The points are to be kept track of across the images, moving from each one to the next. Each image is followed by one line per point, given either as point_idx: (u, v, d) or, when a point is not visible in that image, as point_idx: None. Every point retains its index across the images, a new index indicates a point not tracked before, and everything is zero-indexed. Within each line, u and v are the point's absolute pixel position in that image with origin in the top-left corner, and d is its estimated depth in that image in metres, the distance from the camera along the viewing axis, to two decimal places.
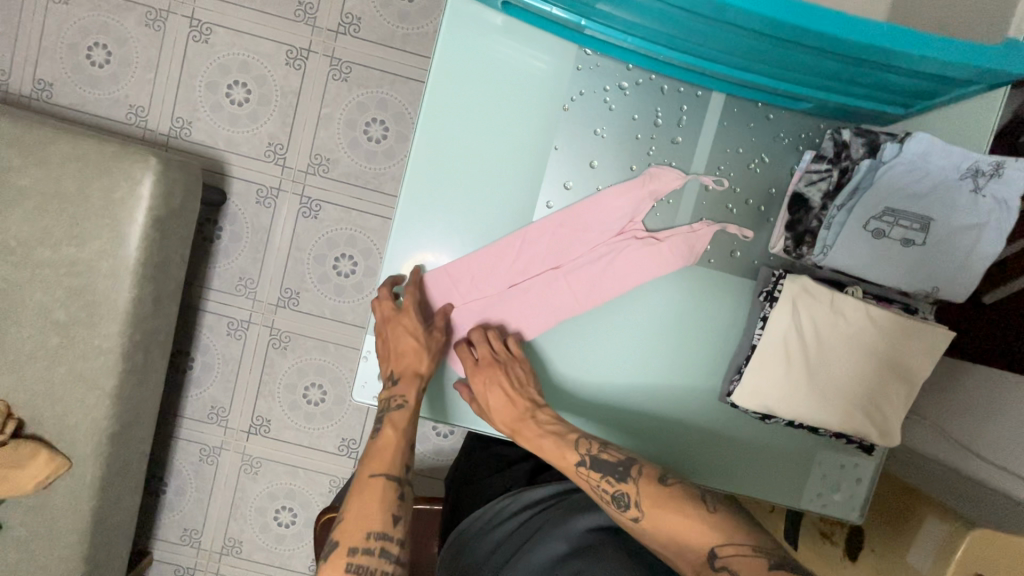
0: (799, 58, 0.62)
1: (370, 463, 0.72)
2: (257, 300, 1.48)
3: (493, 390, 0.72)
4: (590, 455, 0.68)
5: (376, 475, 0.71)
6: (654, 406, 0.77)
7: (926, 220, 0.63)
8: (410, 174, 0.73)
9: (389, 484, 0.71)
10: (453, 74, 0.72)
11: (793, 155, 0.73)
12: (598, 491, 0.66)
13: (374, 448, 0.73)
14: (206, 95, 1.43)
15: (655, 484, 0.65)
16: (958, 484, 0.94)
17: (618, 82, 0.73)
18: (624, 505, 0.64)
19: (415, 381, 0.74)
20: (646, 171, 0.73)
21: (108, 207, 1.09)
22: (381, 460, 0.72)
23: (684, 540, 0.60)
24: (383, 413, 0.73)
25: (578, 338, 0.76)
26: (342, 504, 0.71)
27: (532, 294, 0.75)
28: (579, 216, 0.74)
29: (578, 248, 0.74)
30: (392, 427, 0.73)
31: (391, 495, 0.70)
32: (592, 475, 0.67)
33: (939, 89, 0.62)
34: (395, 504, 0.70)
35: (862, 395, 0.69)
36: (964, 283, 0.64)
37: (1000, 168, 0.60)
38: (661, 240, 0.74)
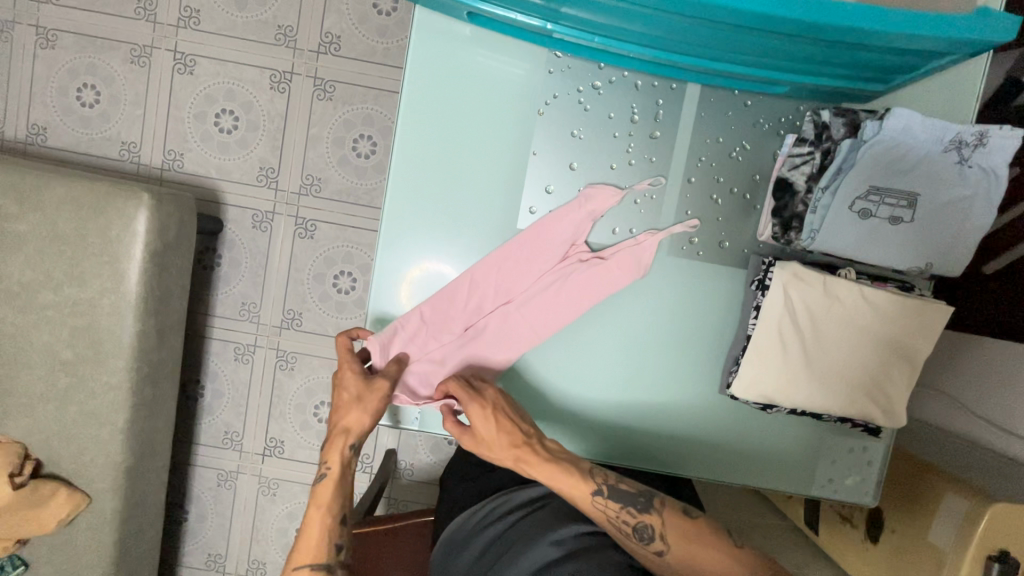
0: (770, 43, 0.61)
1: (294, 555, 0.69)
2: (261, 323, 1.50)
3: (496, 421, 0.71)
4: (607, 485, 0.69)
5: (301, 567, 0.69)
6: (647, 416, 0.77)
7: (912, 196, 0.62)
8: (389, 197, 0.73)
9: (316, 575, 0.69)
10: (425, 88, 0.72)
11: (774, 140, 0.73)
12: (616, 522, 0.67)
13: (300, 535, 0.71)
14: (195, 126, 1.45)
15: (681, 519, 0.67)
16: (973, 460, 0.92)
17: (591, 82, 0.72)
18: (647, 538, 0.65)
19: (342, 439, 0.72)
20: (580, 193, 0.73)
21: (106, 246, 1.11)
22: (306, 549, 0.69)
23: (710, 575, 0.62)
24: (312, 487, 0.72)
25: (552, 362, 0.76)
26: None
27: (487, 331, 0.75)
28: (558, 222, 0.73)
29: (526, 282, 0.74)
30: (314, 508, 0.71)
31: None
32: (612, 505, 0.68)
33: (915, 64, 0.61)
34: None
35: (863, 377, 0.68)
36: (956, 257, 0.63)
37: (984, 138, 0.59)
38: (606, 258, 0.73)
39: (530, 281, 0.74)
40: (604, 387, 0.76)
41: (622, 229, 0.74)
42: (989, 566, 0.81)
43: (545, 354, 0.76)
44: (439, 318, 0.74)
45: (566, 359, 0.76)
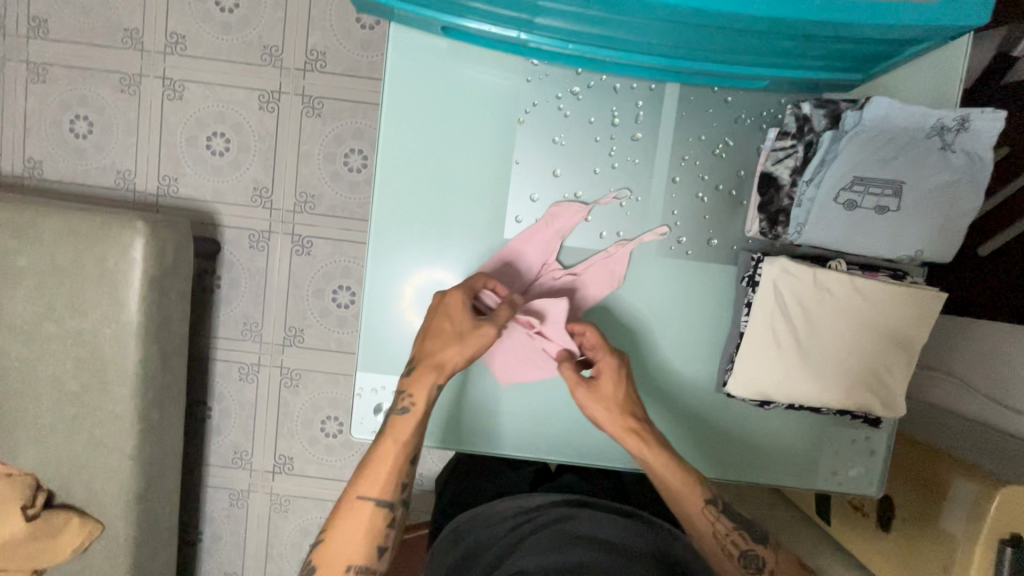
0: (746, 40, 0.60)
1: (361, 482, 0.66)
2: (264, 341, 1.51)
3: (624, 392, 0.71)
4: (722, 501, 0.72)
5: (366, 499, 0.66)
6: (641, 422, 0.77)
7: (898, 184, 0.61)
8: (376, 213, 0.74)
9: (379, 511, 0.66)
10: (405, 103, 0.72)
11: (757, 134, 0.72)
12: (721, 540, 0.70)
13: (369, 463, 0.67)
14: (187, 150, 1.46)
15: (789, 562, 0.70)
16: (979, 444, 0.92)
17: (570, 88, 0.72)
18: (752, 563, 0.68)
19: (432, 376, 0.68)
20: (546, 211, 0.74)
21: (106, 275, 1.12)
22: (374, 482, 0.66)
23: None
24: (390, 414, 0.68)
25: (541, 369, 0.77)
26: (325, 524, 0.67)
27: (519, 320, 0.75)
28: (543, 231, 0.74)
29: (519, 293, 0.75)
30: (392, 441, 0.67)
31: (379, 524, 0.66)
32: (723, 524, 0.71)
33: (893, 53, 0.60)
34: (381, 534, 0.66)
35: (859, 368, 0.68)
36: (948, 244, 0.62)
37: (965, 122, 0.59)
38: (578, 274, 0.74)
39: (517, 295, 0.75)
40: None
41: (609, 233, 0.74)
42: (1001, 550, 0.82)
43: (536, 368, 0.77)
44: (504, 283, 0.74)
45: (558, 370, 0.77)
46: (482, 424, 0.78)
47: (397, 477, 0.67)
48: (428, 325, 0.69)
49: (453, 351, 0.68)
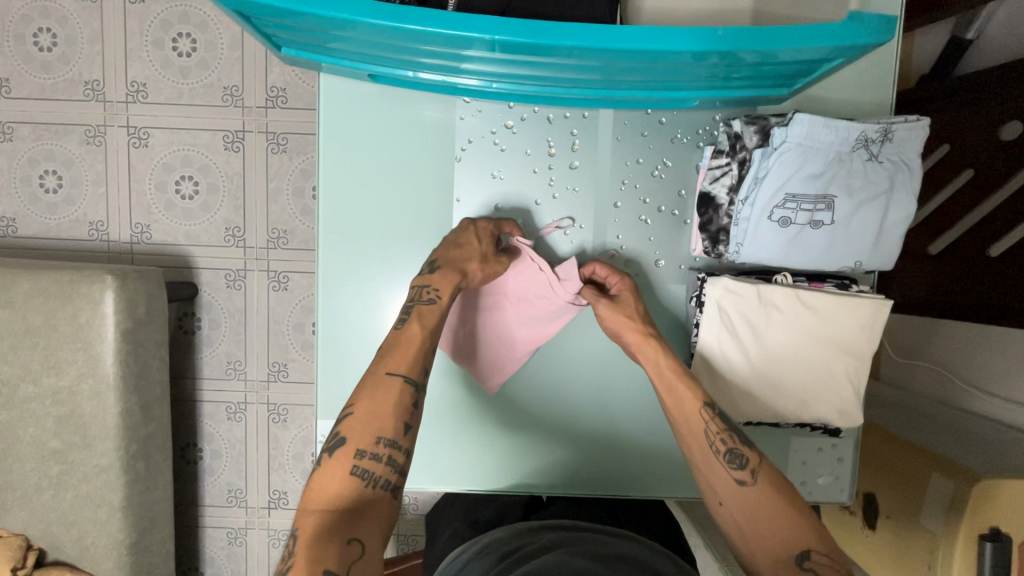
0: (667, 68, 0.60)
1: (387, 359, 0.64)
2: (249, 379, 1.51)
3: (637, 304, 0.70)
4: (719, 407, 0.67)
5: (394, 374, 0.62)
6: (611, 444, 0.78)
7: (829, 198, 0.61)
8: (324, 262, 0.74)
9: (406, 388, 0.62)
10: (342, 149, 0.73)
11: (695, 153, 0.72)
12: (709, 439, 0.64)
13: (396, 344, 0.65)
14: (158, 196, 1.47)
15: (774, 471, 0.63)
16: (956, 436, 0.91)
17: (504, 123, 0.73)
18: (739, 465, 0.62)
19: (454, 276, 0.68)
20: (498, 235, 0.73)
21: (79, 332, 1.13)
22: (402, 360, 0.63)
23: (766, 520, 0.59)
24: (413, 304, 0.67)
25: (505, 400, 0.77)
26: (352, 399, 0.62)
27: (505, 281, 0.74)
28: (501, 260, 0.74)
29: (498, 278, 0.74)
30: (419, 325, 0.65)
31: (407, 401, 0.62)
32: (715, 424, 0.65)
33: (813, 69, 0.60)
34: (410, 410, 0.61)
35: (811, 380, 0.68)
36: (883, 251, 0.63)
37: (887, 133, 0.60)
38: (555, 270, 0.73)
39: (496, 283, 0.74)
40: (562, 420, 0.77)
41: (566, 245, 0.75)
42: (981, 546, 0.81)
43: (502, 401, 0.77)
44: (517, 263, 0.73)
45: (524, 400, 0.77)
46: (449, 465, 0.77)
47: (423, 360, 0.64)
48: (453, 237, 0.70)
49: (474, 266, 0.69)
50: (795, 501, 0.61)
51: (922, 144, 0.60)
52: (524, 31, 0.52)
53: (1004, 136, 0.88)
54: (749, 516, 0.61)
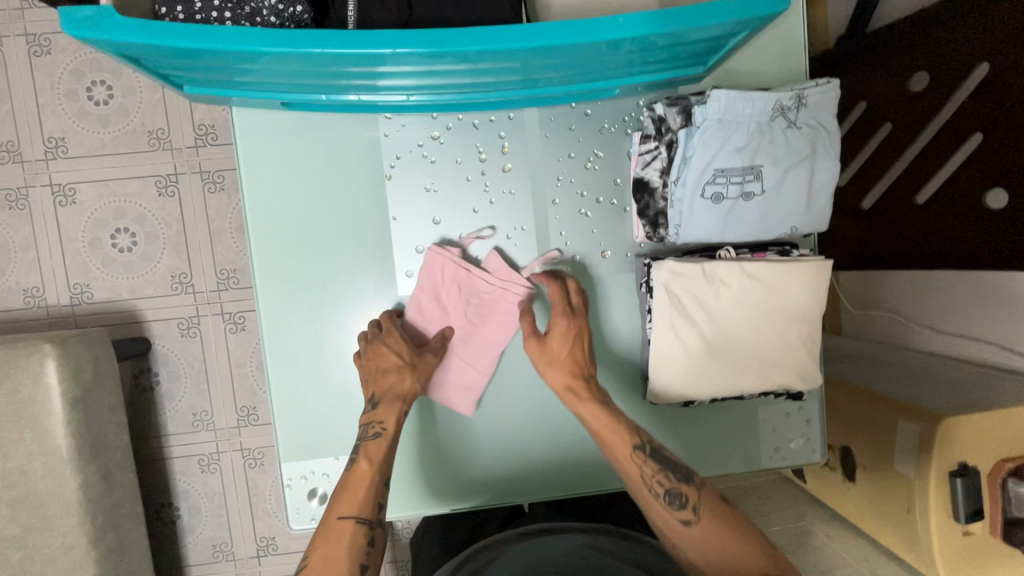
0: (579, 61, 0.60)
1: (336, 504, 0.60)
2: (218, 428, 1.45)
3: (570, 343, 0.67)
4: (650, 442, 0.64)
5: (345, 516, 0.59)
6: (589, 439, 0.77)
7: (756, 169, 0.61)
8: (263, 301, 0.72)
9: (360, 529, 0.59)
10: (267, 183, 0.70)
11: (624, 140, 0.72)
12: (645, 482, 0.61)
13: (345, 485, 0.62)
14: (93, 253, 1.40)
15: (715, 500, 0.60)
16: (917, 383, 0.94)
17: (430, 134, 0.71)
18: (679, 504, 0.59)
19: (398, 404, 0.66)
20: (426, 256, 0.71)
21: (21, 409, 1.06)
22: (353, 499, 0.60)
23: (718, 563, 0.55)
24: (359, 442, 0.64)
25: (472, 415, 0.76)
26: (305, 553, 0.58)
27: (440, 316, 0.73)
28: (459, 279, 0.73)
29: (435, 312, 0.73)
30: (366, 464, 0.62)
31: (361, 541, 0.58)
32: (649, 466, 0.62)
33: (721, 44, 0.60)
34: (365, 551, 0.57)
35: (766, 349, 0.68)
36: (817, 213, 0.63)
37: (801, 98, 0.60)
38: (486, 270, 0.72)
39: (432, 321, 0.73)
40: (534, 424, 0.77)
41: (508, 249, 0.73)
42: (953, 482, 0.83)
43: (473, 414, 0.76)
44: (446, 280, 0.71)
45: (495, 408, 0.76)
46: (427, 487, 0.76)
47: (373, 493, 0.61)
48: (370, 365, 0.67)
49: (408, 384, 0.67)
50: (741, 529, 0.57)
51: (836, 104, 0.61)
52: (424, 40, 0.51)
53: (914, 86, 0.93)
54: (704, 557, 0.57)
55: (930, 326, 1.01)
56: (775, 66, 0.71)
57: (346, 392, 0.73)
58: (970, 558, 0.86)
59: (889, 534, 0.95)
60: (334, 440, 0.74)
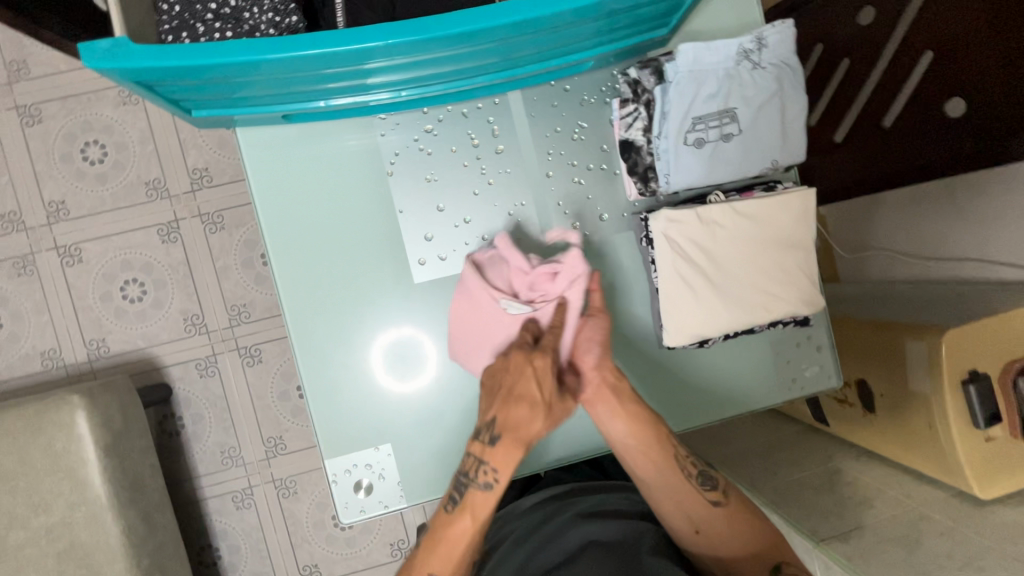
0: (551, 34, 0.65)
1: (430, 563, 0.63)
2: (247, 462, 1.46)
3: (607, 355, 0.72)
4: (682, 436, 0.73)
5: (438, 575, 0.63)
6: None
7: (730, 111, 0.66)
8: (287, 307, 0.75)
9: None
10: (276, 191, 0.74)
11: (605, 108, 0.77)
12: (682, 463, 0.71)
13: (440, 542, 0.64)
14: (105, 307, 1.43)
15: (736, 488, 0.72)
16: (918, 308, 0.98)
17: (423, 128, 0.75)
18: (711, 486, 0.70)
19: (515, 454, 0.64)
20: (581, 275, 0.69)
21: (57, 462, 1.08)
22: (445, 563, 0.63)
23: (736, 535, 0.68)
24: (463, 491, 0.65)
25: None
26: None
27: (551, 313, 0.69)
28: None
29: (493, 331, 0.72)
30: (467, 522, 0.64)
31: None
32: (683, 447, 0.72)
33: (678, 2, 0.66)
34: None
35: (769, 280, 0.72)
36: (793, 144, 0.68)
37: (762, 40, 0.64)
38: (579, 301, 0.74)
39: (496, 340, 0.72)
40: None
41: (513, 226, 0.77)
42: (966, 391, 0.88)
43: None
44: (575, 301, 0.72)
45: None
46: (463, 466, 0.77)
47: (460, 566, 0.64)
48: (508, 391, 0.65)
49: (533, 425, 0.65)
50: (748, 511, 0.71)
51: (794, 41, 0.65)
52: (409, 30, 0.55)
53: None
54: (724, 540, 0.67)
55: (930, 253, 1.06)
56: (734, 22, 0.76)
57: (376, 382, 0.76)
58: (1001, 464, 0.88)
59: (914, 456, 0.98)
60: (369, 430, 0.76)
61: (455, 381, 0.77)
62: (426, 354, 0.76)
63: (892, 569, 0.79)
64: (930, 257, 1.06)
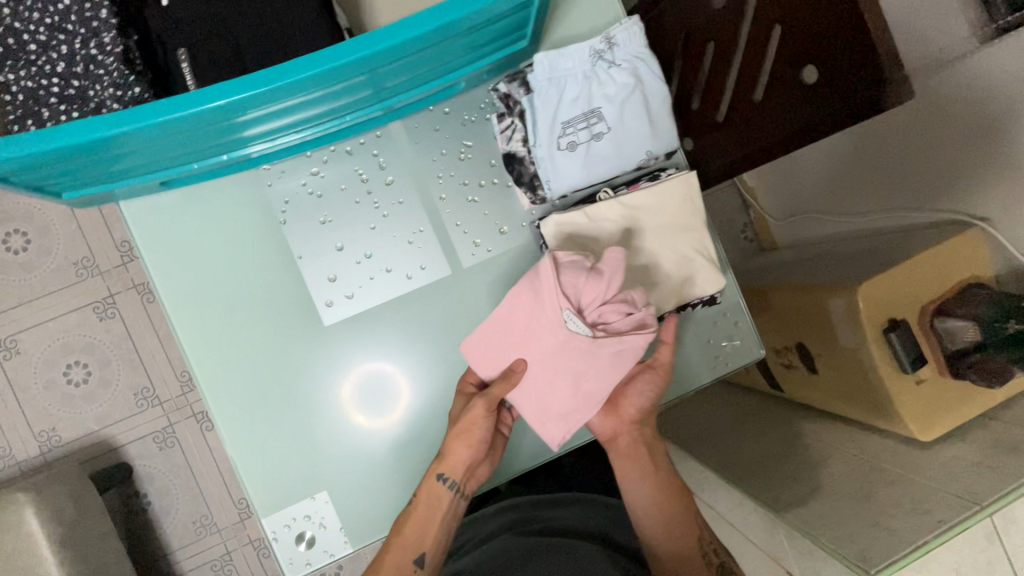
0: (406, 62, 0.65)
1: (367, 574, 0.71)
2: (222, 528, 1.42)
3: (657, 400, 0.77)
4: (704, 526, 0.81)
5: None
6: None
7: (596, 111, 0.67)
8: (199, 370, 0.74)
9: None
10: (168, 255, 0.73)
11: (487, 124, 0.78)
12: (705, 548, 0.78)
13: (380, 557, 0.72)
14: (51, 395, 1.40)
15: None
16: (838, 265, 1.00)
17: (309, 171, 0.76)
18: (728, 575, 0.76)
19: (431, 478, 0.72)
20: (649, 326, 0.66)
21: (11, 564, 1.05)
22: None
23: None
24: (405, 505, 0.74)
25: (427, 417, 0.77)
26: None
27: (601, 354, 0.66)
28: (377, 295, 0.77)
29: (541, 342, 0.67)
30: (395, 537, 0.72)
31: None
32: (707, 532, 0.80)
33: (525, 15, 0.67)
34: None
35: (668, 266, 0.73)
36: (664, 132, 0.69)
37: (611, 38, 0.66)
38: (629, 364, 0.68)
39: (537, 349, 0.68)
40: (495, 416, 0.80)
41: (416, 255, 0.77)
42: (889, 339, 0.89)
43: (425, 415, 0.77)
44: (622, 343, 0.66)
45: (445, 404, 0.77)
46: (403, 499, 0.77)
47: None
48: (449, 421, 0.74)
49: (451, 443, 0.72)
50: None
51: (643, 35, 0.67)
52: (249, 85, 0.55)
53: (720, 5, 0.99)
54: None
55: (892, 211, 1.06)
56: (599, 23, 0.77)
57: (301, 430, 0.75)
58: (937, 404, 0.89)
59: (861, 410, 0.99)
60: (301, 479, 0.75)
61: (384, 414, 0.76)
62: (399, 388, 0.76)
63: (847, 525, 0.80)
64: (892, 215, 1.07)
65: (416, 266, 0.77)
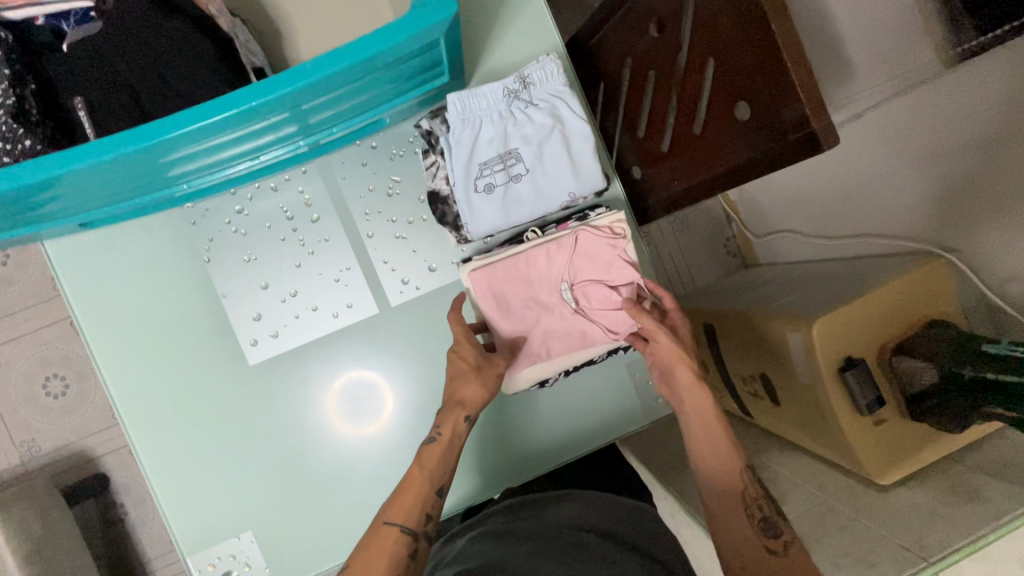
0: (315, 106, 0.63)
1: (386, 509, 0.64)
2: None
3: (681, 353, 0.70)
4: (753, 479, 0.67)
5: (391, 523, 0.62)
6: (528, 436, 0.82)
7: (513, 151, 0.66)
8: (123, 409, 0.74)
9: (403, 539, 0.61)
10: (92, 293, 0.73)
11: (415, 159, 0.76)
12: (747, 501, 0.65)
13: (395, 493, 0.65)
14: (30, 407, 1.39)
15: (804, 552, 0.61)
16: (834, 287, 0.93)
17: (234, 210, 0.75)
18: (769, 530, 0.62)
19: (457, 412, 0.68)
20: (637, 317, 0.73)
21: None
22: (399, 510, 0.63)
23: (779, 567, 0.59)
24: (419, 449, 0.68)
25: (353, 457, 0.76)
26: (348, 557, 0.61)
27: (572, 324, 0.73)
28: (302, 335, 0.76)
29: (537, 294, 0.72)
30: (418, 468, 0.66)
31: (403, 553, 0.61)
32: (754, 487, 0.67)
33: (437, 55, 0.64)
34: (405, 565, 0.60)
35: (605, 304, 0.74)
36: (589, 171, 0.67)
37: (527, 78, 0.65)
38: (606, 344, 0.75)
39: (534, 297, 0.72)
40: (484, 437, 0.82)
41: (342, 296, 0.76)
42: (844, 377, 0.84)
43: (354, 457, 0.76)
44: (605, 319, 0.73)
45: (371, 446, 0.76)
46: (326, 540, 0.76)
47: (422, 505, 0.64)
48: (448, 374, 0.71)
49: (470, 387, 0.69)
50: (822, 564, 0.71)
51: (561, 73, 0.65)
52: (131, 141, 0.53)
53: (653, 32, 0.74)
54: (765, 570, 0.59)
55: (906, 236, 0.89)
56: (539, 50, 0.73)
57: (225, 470, 0.75)
58: (892, 447, 0.84)
59: (820, 445, 0.93)
60: (224, 518, 0.76)
61: (311, 454, 0.76)
62: (367, 407, 0.76)
63: None
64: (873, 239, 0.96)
65: (343, 306, 0.76)
